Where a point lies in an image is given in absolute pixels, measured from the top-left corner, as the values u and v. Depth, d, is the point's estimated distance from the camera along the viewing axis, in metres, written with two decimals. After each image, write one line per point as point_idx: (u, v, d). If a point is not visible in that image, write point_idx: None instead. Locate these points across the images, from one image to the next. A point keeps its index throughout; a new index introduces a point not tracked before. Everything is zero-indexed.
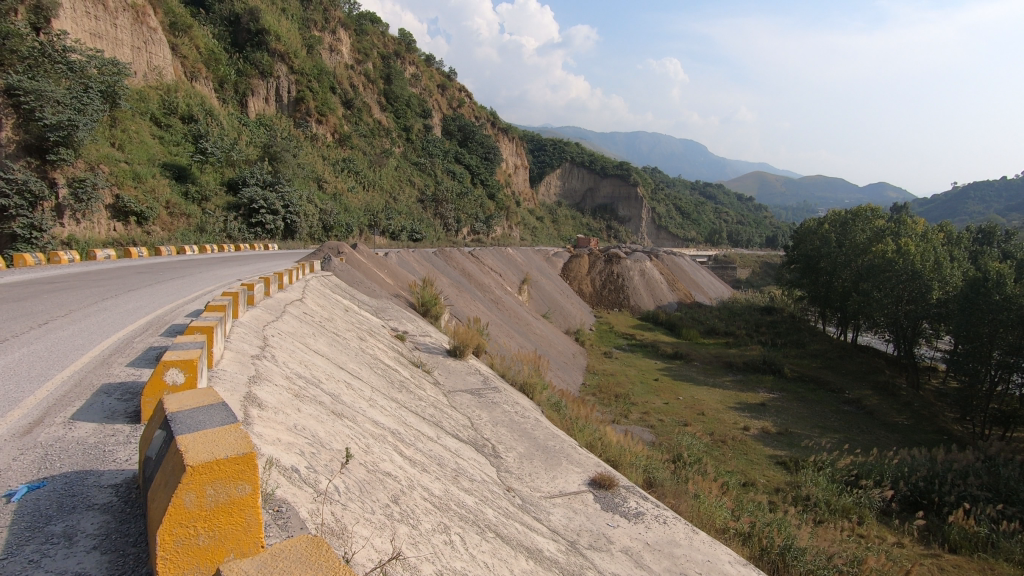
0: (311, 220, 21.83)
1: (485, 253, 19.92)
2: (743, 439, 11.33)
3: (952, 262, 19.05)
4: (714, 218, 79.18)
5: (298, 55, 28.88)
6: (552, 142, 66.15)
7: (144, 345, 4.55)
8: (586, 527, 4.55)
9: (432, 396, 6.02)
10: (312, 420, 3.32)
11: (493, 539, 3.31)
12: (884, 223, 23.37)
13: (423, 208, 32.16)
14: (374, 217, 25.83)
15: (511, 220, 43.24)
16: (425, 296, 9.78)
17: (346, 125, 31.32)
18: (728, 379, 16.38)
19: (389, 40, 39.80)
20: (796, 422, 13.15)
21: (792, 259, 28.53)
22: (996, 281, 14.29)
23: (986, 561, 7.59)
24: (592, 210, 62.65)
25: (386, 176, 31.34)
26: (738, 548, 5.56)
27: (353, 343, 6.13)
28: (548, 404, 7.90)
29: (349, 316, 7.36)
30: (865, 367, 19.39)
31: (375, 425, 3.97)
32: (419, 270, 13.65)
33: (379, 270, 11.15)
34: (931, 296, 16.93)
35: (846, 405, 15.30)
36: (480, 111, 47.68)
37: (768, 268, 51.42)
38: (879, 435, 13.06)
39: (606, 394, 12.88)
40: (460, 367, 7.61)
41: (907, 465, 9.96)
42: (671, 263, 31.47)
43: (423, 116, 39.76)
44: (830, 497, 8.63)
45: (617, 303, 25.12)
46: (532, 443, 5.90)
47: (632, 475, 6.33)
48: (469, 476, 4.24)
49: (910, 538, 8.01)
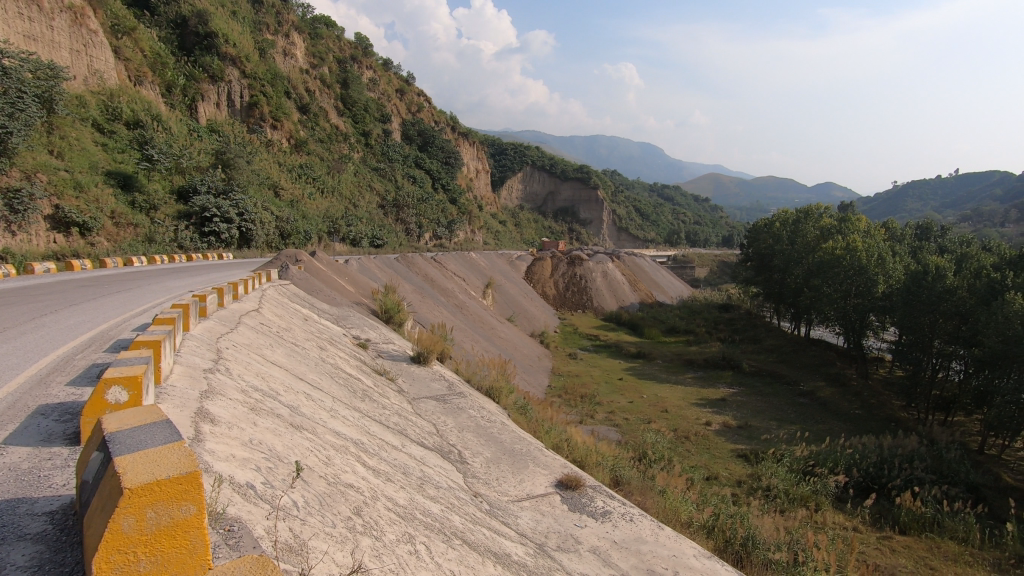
0: (267, 229, 21.08)
1: (448, 257, 19.83)
2: (705, 435, 11.58)
3: (895, 257, 20.07)
4: (673, 220, 81.11)
5: (250, 59, 28.10)
6: (512, 146, 66.40)
7: (87, 362, 4.33)
8: (554, 528, 4.56)
9: (396, 404, 5.93)
10: (269, 434, 3.22)
11: (460, 546, 3.28)
12: (831, 222, 24.46)
13: (384, 214, 31.82)
14: (334, 224, 25.33)
15: (473, 225, 43.20)
16: (388, 303, 9.69)
17: (302, 131, 30.66)
18: (689, 376, 16.78)
19: (345, 44, 39.20)
20: (754, 415, 13.60)
21: (747, 258, 29.54)
22: (936, 275, 15.08)
23: (933, 541, 8.02)
24: (554, 213, 63.23)
25: (345, 181, 30.85)
26: (704, 541, 5.67)
27: (313, 352, 5.99)
28: (514, 407, 7.91)
29: (309, 325, 7.22)
30: (818, 360, 20.18)
31: (337, 436, 3.89)
32: (381, 277, 13.47)
33: (340, 277, 10.97)
34: (876, 290, 17.82)
35: (800, 396, 15.92)
36: (440, 116, 47.52)
37: (724, 267, 52.91)
38: (832, 424, 13.62)
39: (571, 395, 12.99)
40: (424, 373, 7.55)
41: (858, 451, 10.39)
42: (633, 265, 32.02)
43: (382, 120, 39.30)
44: (788, 486, 8.94)
45: (580, 305, 25.41)
46: (499, 447, 5.89)
47: (600, 475, 6.38)
48: (435, 483, 4.21)
49: (864, 522, 8.35)
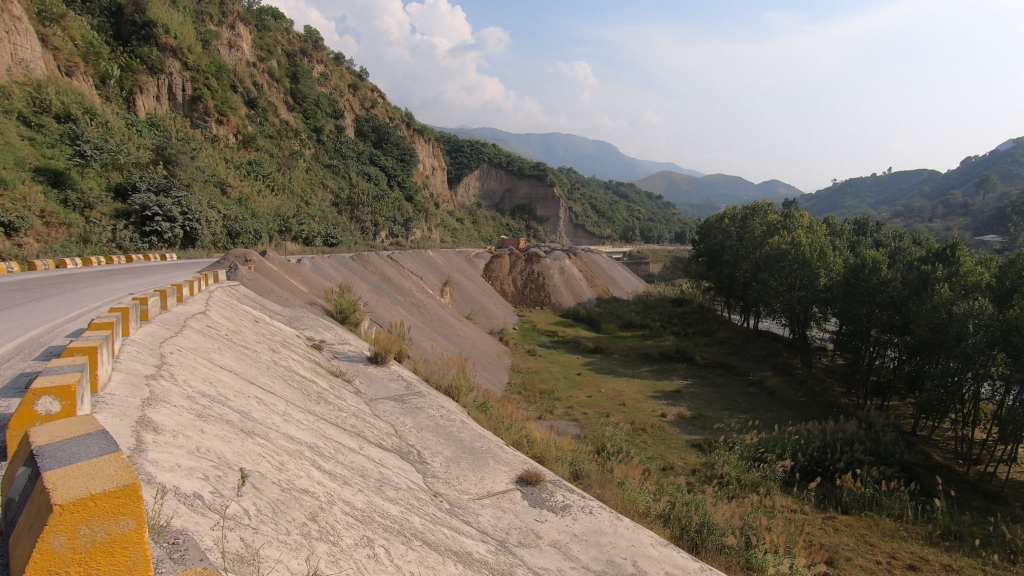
0: (214, 227, 20.17)
1: (405, 256, 19.55)
2: (661, 426, 11.87)
3: (835, 251, 21.09)
4: (627, 217, 82.76)
5: (192, 51, 26.88)
6: (468, 144, 66.11)
7: (14, 371, 4.05)
8: (515, 525, 4.58)
9: (352, 405, 5.81)
10: (217, 441, 3.10)
11: (420, 547, 3.24)
12: (776, 218, 25.49)
13: (338, 212, 31.12)
14: (285, 222, 24.57)
15: (429, 223, 42.80)
16: (343, 303, 9.50)
17: (249, 126, 29.58)
18: (645, 370, 17.17)
19: (294, 37, 38.03)
20: (707, 406, 14.04)
21: (698, 253, 30.43)
22: (872, 268, 15.95)
23: (872, 518, 8.50)
24: (511, 211, 63.40)
25: (296, 178, 29.99)
26: (661, 530, 5.81)
27: (264, 356, 5.80)
28: (474, 405, 7.88)
29: (260, 328, 6.98)
30: (766, 351, 21.01)
31: (290, 440, 3.78)
32: (336, 276, 13.15)
33: (292, 278, 10.65)
34: (818, 283, 18.70)
35: (750, 386, 16.56)
36: (394, 112, 46.81)
37: (677, 262, 54.38)
38: (779, 412, 14.24)
39: (531, 391, 13.07)
40: (382, 373, 7.43)
41: (804, 437, 10.89)
42: (589, 261, 32.47)
43: (334, 116, 38.38)
44: (740, 473, 9.28)
45: (539, 301, 25.58)
46: (459, 446, 5.86)
47: (559, 470, 6.45)
48: (394, 484, 4.15)
49: (809, 504, 8.78)
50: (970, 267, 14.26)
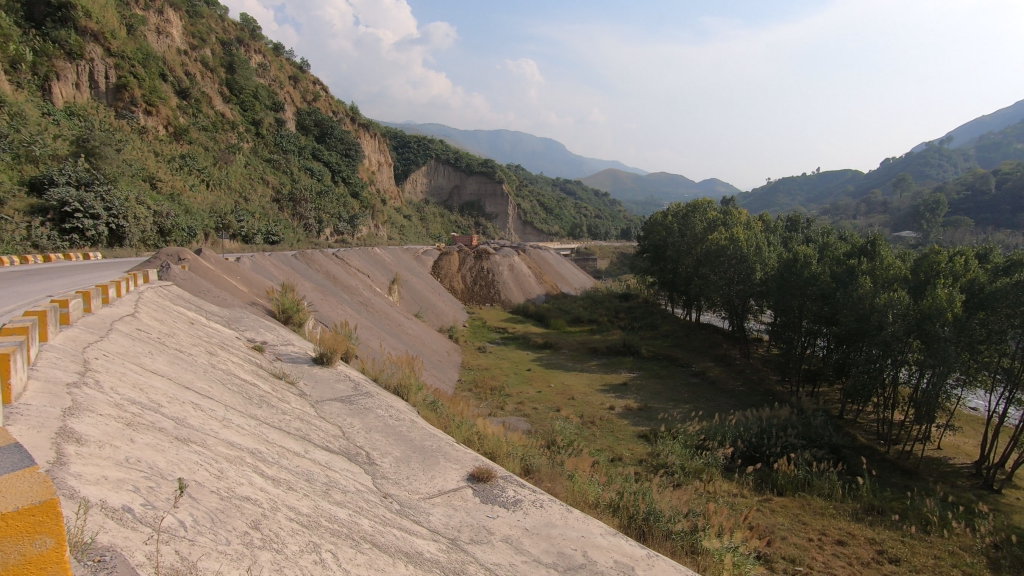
0: (143, 225, 18.98)
1: (350, 253, 19.07)
2: (609, 419, 12.16)
3: (769, 246, 22.15)
4: (575, 213, 84.09)
5: (116, 36, 25.17)
6: (416, 140, 65.27)
7: None
8: (467, 522, 4.57)
9: (297, 408, 5.64)
10: (149, 450, 2.93)
11: (369, 550, 3.19)
12: (715, 215, 26.53)
13: (279, 208, 30.03)
14: (222, 219, 23.46)
15: (376, 220, 41.97)
16: (286, 303, 9.18)
17: (181, 117, 28.01)
18: (593, 364, 17.52)
19: (229, 25, 36.30)
20: (653, 397, 14.49)
21: (643, 249, 31.25)
22: (803, 262, 16.85)
23: (805, 498, 9.04)
24: (459, 208, 63.09)
25: (234, 173, 28.71)
26: (610, 519, 5.94)
27: (201, 359, 5.52)
28: (423, 404, 7.80)
29: (196, 330, 6.64)
30: (707, 343, 21.87)
31: (230, 446, 3.63)
32: (277, 275, 12.67)
33: (231, 277, 10.19)
34: (755, 277, 19.63)
35: (693, 377, 17.21)
36: (338, 106, 45.56)
37: (623, 258, 55.74)
38: (720, 401, 14.88)
39: (481, 388, 13.06)
40: (328, 374, 7.24)
41: (743, 424, 11.42)
42: (538, 257, 32.75)
43: (274, 109, 36.95)
44: (684, 461, 9.62)
45: (488, 298, 25.57)
46: (408, 446, 5.79)
47: (510, 465, 6.48)
48: (342, 487, 4.06)
49: (748, 488, 9.23)
50: (890, 261, 15.30)
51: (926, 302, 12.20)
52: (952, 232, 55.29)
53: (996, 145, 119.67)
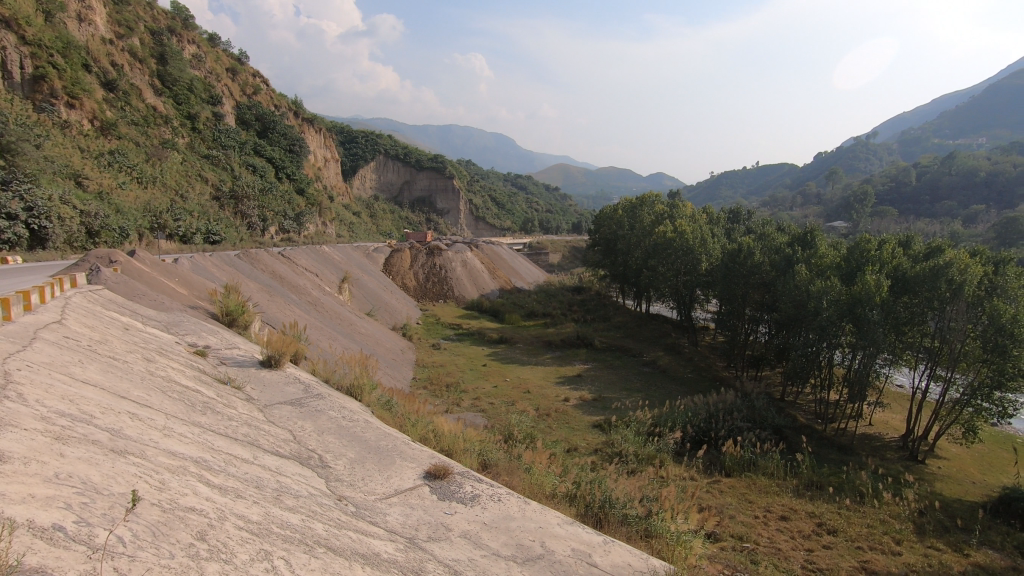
0: (68, 225, 17.72)
1: (298, 252, 18.50)
2: (565, 410, 12.35)
3: (713, 237, 22.95)
4: (526, 208, 84.73)
5: (31, 23, 23.32)
6: (363, 135, 63.93)
7: None
8: (424, 520, 4.53)
9: (244, 413, 5.43)
10: (82, 464, 2.77)
11: (323, 554, 3.12)
12: (662, 208, 27.26)
13: (220, 206, 28.80)
14: (156, 218, 22.24)
15: (323, 218, 40.88)
16: (230, 305, 8.81)
17: (108, 111, 26.30)
18: (548, 357, 17.72)
19: (159, 13, 34.31)
20: (607, 387, 14.82)
21: (594, 242, 31.78)
22: (746, 252, 17.57)
23: (751, 478, 9.48)
24: (410, 204, 62.33)
25: (169, 170, 27.26)
26: (567, 509, 6.04)
27: (137, 366, 5.23)
28: (378, 403, 7.69)
29: (131, 336, 6.27)
30: (657, 333, 22.50)
31: (172, 456, 3.46)
32: (219, 276, 12.14)
33: (169, 279, 9.68)
34: (701, 267, 20.30)
35: (644, 366, 17.71)
36: (280, 100, 44.00)
37: (575, 252, 56.61)
38: (670, 388, 15.37)
39: (437, 385, 12.98)
40: (276, 377, 7.01)
41: (692, 409, 11.84)
42: (490, 252, 32.76)
43: (210, 102, 35.31)
44: (637, 448, 9.88)
45: (442, 294, 25.35)
46: (363, 446, 5.70)
47: (468, 461, 6.48)
48: (294, 492, 3.95)
49: (698, 471, 9.59)
50: (824, 251, 16.17)
51: (858, 288, 12.97)
52: (879, 222, 58.89)
53: (915, 140, 128.30)
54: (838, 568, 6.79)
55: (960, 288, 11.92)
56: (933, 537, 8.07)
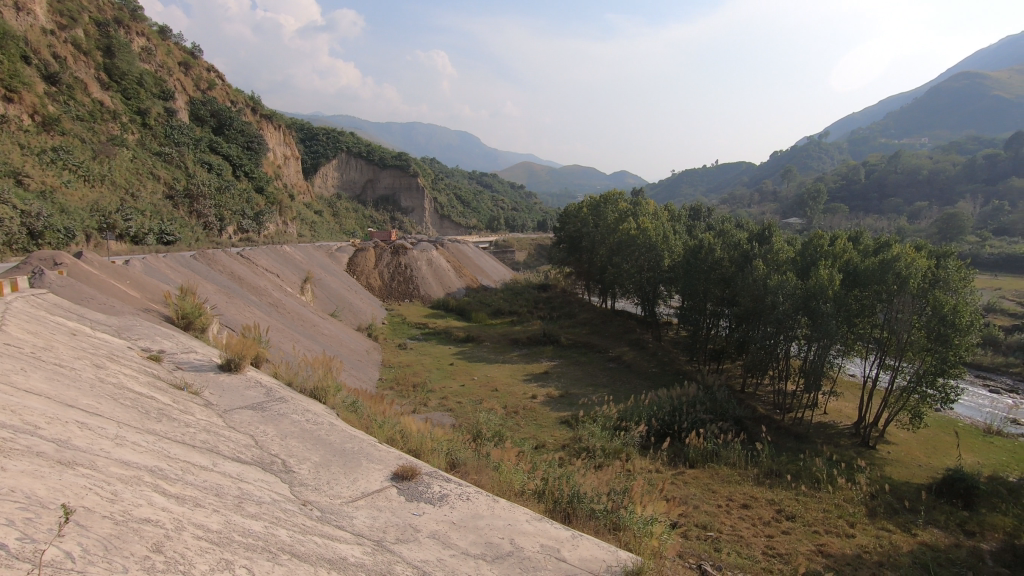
0: (7, 226, 16.71)
1: (257, 252, 17.99)
2: (532, 407, 12.41)
3: (675, 234, 23.43)
4: (491, 206, 84.69)
5: None
6: (324, 132, 62.62)
7: None
8: (392, 522, 4.48)
9: (202, 419, 5.25)
10: (25, 478, 2.62)
11: (287, 561, 3.05)
12: (626, 206, 27.63)
13: (174, 205, 27.75)
14: (105, 218, 21.24)
15: (283, 217, 39.89)
16: (186, 308, 8.51)
17: (50, 105, 24.96)
18: (515, 354, 17.77)
19: (106, 3, 32.73)
20: (573, 383, 14.97)
21: (559, 240, 31.96)
22: (706, 249, 18.01)
23: (714, 468, 9.74)
24: (373, 203, 61.45)
25: (119, 167, 26.11)
26: (536, 505, 6.08)
27: (85, 373, 4.99)
28: (343, 406, 7.56)
29: (78, 342, 5.98)
30: (622, 329, 22.83)
31: (125, 466, 3.32)
32: (174, 278, 11.70)
33: (119, 282, 9.27)
34: (663, 263, 20.69)
35: (609, 361, 17.96)
36: (236, 95, 42.65)
37: (541, 250, 56.90)
38: (635, 383, 15.64)
39: (403, 385, 12.85)
40: (236, 382, 6.80)
41: (657, 403, 12.08)
42: (456, 251, 32.59)
43: (162, 97, 33.97)
44: (604, 442, 10.01)
45: (408, 293, 25.09)
46: (328, 449, 5.59)
47: (436, 461, 6.43)
48: (256, 499, 3.85)
49: (663, 463, 9.80)
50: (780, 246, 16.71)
51: (812, 282, 13.46)
52: (831, 219, 61.22)
53: (863, 139, 134.10)
54: (796, 551, 7.05)
55: (906, 281, 12.51)
56: (883, 519, 8.46)
